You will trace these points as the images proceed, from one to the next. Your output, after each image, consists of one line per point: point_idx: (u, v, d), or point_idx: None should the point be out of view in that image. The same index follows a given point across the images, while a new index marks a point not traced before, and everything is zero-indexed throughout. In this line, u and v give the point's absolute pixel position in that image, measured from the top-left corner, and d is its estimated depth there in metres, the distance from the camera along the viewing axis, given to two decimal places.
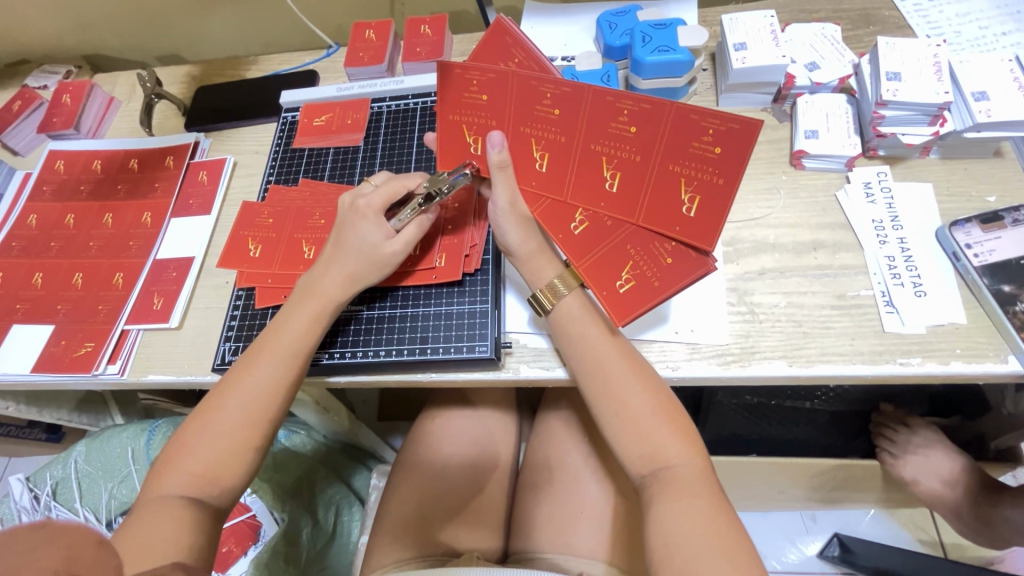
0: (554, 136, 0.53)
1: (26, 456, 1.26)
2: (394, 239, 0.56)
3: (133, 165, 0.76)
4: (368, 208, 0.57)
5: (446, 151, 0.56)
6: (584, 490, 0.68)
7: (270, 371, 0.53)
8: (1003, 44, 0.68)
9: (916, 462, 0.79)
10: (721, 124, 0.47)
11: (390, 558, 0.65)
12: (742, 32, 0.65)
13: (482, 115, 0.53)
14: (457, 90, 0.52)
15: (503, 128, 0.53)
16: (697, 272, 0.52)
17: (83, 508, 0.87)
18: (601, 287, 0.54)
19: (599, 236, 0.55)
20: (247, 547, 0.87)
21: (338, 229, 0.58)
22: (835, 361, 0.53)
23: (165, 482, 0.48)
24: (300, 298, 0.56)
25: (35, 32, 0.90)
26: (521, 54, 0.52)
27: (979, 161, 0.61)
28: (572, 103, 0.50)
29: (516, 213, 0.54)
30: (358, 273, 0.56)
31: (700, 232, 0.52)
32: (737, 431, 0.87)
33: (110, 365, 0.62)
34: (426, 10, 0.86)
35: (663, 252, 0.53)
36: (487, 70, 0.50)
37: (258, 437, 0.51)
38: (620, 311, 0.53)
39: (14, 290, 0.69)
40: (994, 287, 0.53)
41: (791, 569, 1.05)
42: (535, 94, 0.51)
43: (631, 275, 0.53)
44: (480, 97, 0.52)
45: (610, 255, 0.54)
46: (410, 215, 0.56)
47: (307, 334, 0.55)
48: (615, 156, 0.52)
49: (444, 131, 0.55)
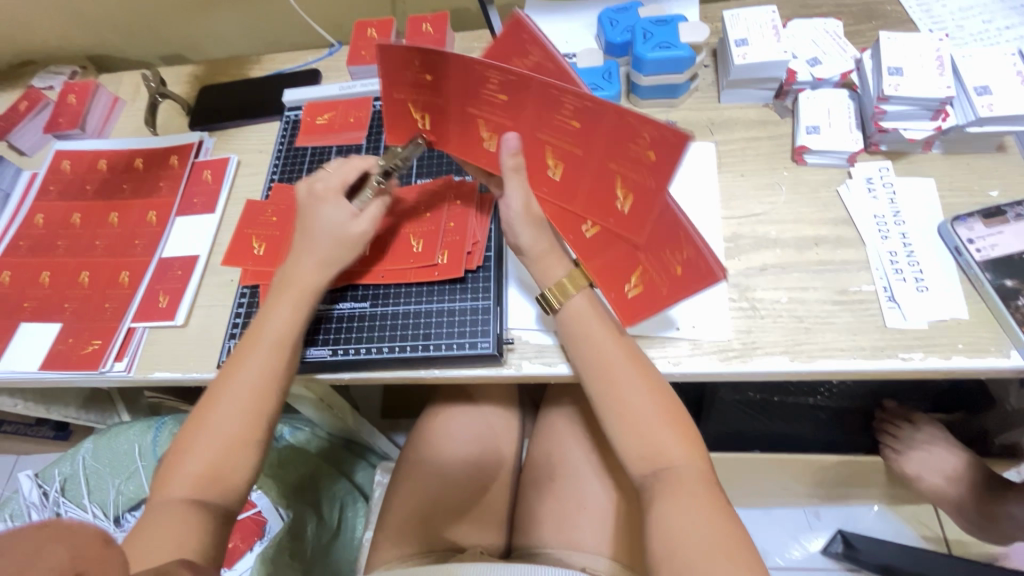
0: (570, 146, 0.50)
1: (33, 454, 1.28)
2: (359, 219, 0.57)
3: (138, 164, 0.77)
4: (327, 191, 0.58)
5: (395, 125, 0.56)
6: (586, 486, 0.68)
7: (254, 363, 0.53)
8: (1007, 37, 0.67)
9: (918, 457, 0.80)
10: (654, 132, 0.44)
11: (393, 554, 0.67)
12: (743, 28, 0.66)
13: (425, 95, 0.52)
14: (398, 70, 0.50)
15: (448, 108, 0.53)
16: (703, 284, 0.49)
17: (92, 504, 0.89)
18: (609, 288, 0.56)
19: (607, 239, 0.55)
20: (253, 542, 0.88)
21: (302, 220, 0.58)
22: (837, 357, 0.53)
23: (169, 484, 0.49)
24: (278, 289, 0.56)
25: (40, 33, 0.90)
26: (539, 51, 0.50)
27: (982, 156, 0.61)
28: (592, 118, 0.46)
29: (530, 215, 0.54)
30: (330, 256, 0.56)
31: (672, 238, 0.50)
32: (739, 427, 0.88)
33: (116, 362, 0.63)
34: (428, 8, 0.86)
35: (675, 265, 0.51)
36: (424, 51, 0.47)
37: (257, 432, 0.52)
38: (626, 313, 0.55)
39: (21, 289, 0.69)
40: (996, 282, 0.53)
41: (794, 566, 1.06)
42: (477, 82, 0.48)
43: (638, 281, 0.54)
44: (425, 79, 0.50)
45: (621, 260, 0.55)
46: (370, 196, 0.58)
47: (285, 323, 0.55)
48: (567, 150, 0.50)
49: (392, 108, 0.55)
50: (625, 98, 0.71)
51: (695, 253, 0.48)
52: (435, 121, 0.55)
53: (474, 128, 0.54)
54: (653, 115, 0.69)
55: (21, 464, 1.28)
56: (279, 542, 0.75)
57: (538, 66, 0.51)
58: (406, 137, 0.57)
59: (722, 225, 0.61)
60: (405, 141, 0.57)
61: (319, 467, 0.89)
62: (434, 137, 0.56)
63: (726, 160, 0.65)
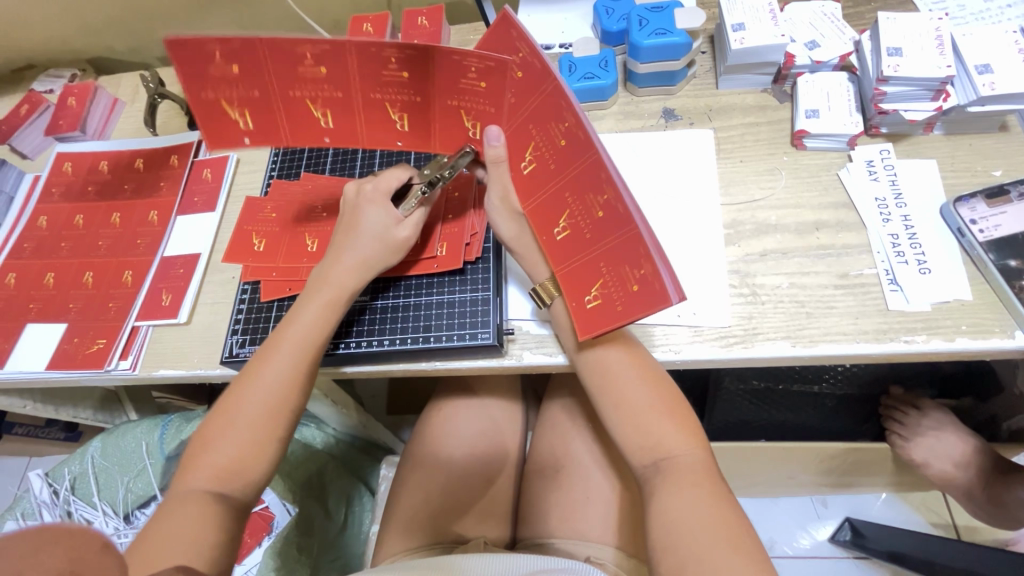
0: (544, 143, 0.49)
1: (46, 455, 1.30)
2: (404, 224, 0.57)
3: (138, 165, 0.77)
4: (375, 194, 0.58)
5: (209, 131, 0.53)
6: (588, 474, 0.68)
7: (286, 364, 0.53)
8: (1008, 16, 0.66)
9: (926, 444, 0.79)
10: (574, 121, 0.45)
11: (398, 547, 0.67)
12: (740, 12, 0.65)
13: (243, 86, 0.50)
14: (197, 62, 0.48)
15: (268, 98, 0.51)
16: (657, 306, 0.44)
17: (102, 501, 0.90)
18: (571, 296, 0.51)
19: (577, 245, 0.50)
20: (261, 538, 0.89)
21: (346, 217, 0.59)
22: (839, 340, 0.53)
23: (190, 479, 0.49)
24: (311, 288, 0.56)
25: (39, 36, 0.90)
26: (523, 48, 0.46)
27: (985, 135, 0.61)
28: (555, 113, 0.46)
29: (507, 209, 0.55)
30: (371, 257, 0.57)
31: (627, 248, 0.45)
32: (744, 416, 0.87)
33: (121, 361, 0.64)
34: (424, 2, 0.86)
35: (630, 278, 0.46)
36: (228, 39, 0.46)
37: (280, 430, 0.52)
38: (585, 325, 0.50)
39: (27, 290, 0.70)
40: (1000, 263, 0.53)
41: (803, 555, 1.05)
42: (455, 73, 0.48)
43: (599, 294, 0.49)
44: (319, 70, 0.48)
45: (587, 268, 0.50)
46: (416, 204, 0.58)
47: (319, 325, 0.55)
48: (539, 147, 0.49)
49: (201, 111, 0.51)
50: (622, 87, 0.70)
51: (650, 271, 0.44)
52: (413, 119, 0.53)
53: (455, 120, 0.52)
54: (651, 103, 0.69)
55: (34, 464, 1.30)
56: (286, 535, 0.77)
57: (525, 63, 0.46)
58: (223, 141, 0.54)
59: (722, 212, 0.61)
60: (223, 144, 0.54)
61: (330, 464, 0.89)
62: (336, 132, 0.54)
63: (725, 146, 0.65)
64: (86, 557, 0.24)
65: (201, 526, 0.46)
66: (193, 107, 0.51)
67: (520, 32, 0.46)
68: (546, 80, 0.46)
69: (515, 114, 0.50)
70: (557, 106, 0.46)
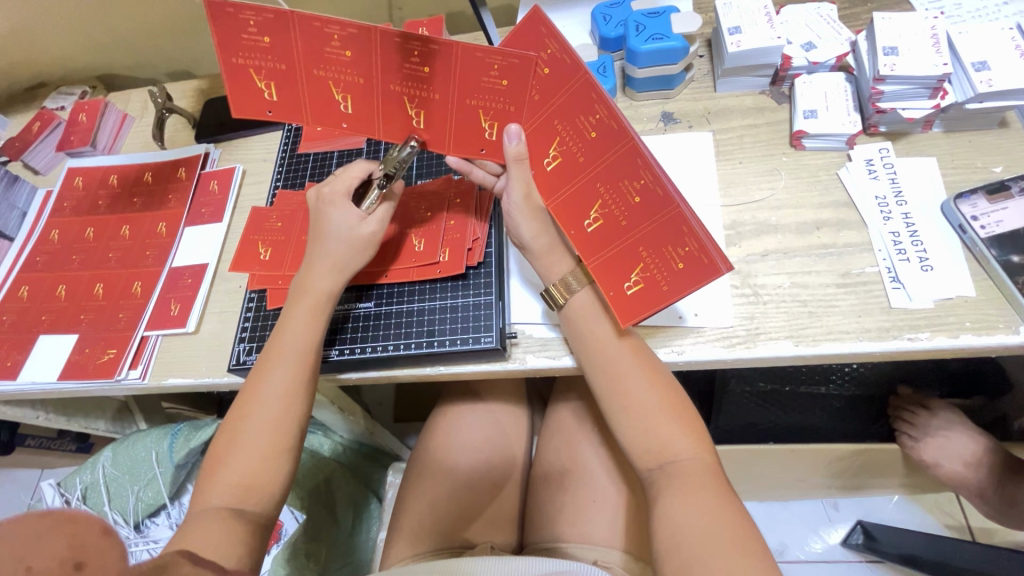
0: (573, 137, 0.52)
1: (58, 467, 1.32)
2: (369, 220, 0.58)
3: (147, 178, 0.79)
4: (334, 196, 0.59)
5: (237, 95, 0.55)
6: (595, 478, 0.68)
7: (285, 368, 0.54)
8: (1006, 13, 0.67)
9: (937, 444, 0.78)
10: (607, 112, 0.49)
11: (406, 553, 0.67)
12: (736, 16, 0.65)
13: (271, 58, 0.51)
14: (235, 31, 0.50)
15: (294, 72, 0.52)
16: (706, 280, 0.47)
17: (112, 510, 0.91)
18: (607, 288, 0.53)
19: (611, 234, 0.52)
20: (271, 545, 0.90)
21: (314, 225, 0.59)
22: (842, 339, 0.53)
23: (206, 496, 0.50)
24: (294, 297, 0.57)
25: (50, 56, 0.93)
26: (554, 44, 0.49)
27: (985, 132, 0.61)
28: (587, 106, 0.50)
29: (531, 207, 0.55)
30: (344, 260, 0.57)
31: (670, 229, 0.48)
32: (752, 419, 0.87)
33: (131, 370, 0.64)
34: (425, 13, 0.87)
35: (675, 256, 0.49)
36: (263, 10, 0.48)
37: (289, 438, 0.53)
38: (625, 313, 0.51)
39: (39, 303, 0.71)
40: (1003, 259, 0.52)
41: (815, 559, 1.04)
42: (477, 71, 0.49)
43: (640, 277, 0.51)
44: (345, 53, 0.50)
45: (622, 255, 0.52)
46: (376, 201, 0.58)
47: (310, 332, 0.56)
48: (566, 142, 0.52)
49: (233, 75, 0.53)
50: (621, 92, 0.71)
51: (697, 246, 0.47)
52: (430, 116, 0.53)
53: (471, 121, 0.53)
54: (650, 107, 0.69)
55: (46, 475, 1.32)
56: (294, 541, 0.77)
57: (552, 59, 0.50)
58: (248, 108, 0.55)
59: (723, 213, 0.61)
60: (248, 111, 0.55)
61: (338, 471, 0.90)
62: (354, 118, 0.55)
63: (725, 149, 0.65)
64: (87, 545, 0.25)
65: (211, 531, 0.47)
66: (225, 73, 0.53)
67: (551, 29, 0.49)
68: (575, 76, 0.49)
69: (537, 111, 0.52)
70: (590, 98, 0.49)
